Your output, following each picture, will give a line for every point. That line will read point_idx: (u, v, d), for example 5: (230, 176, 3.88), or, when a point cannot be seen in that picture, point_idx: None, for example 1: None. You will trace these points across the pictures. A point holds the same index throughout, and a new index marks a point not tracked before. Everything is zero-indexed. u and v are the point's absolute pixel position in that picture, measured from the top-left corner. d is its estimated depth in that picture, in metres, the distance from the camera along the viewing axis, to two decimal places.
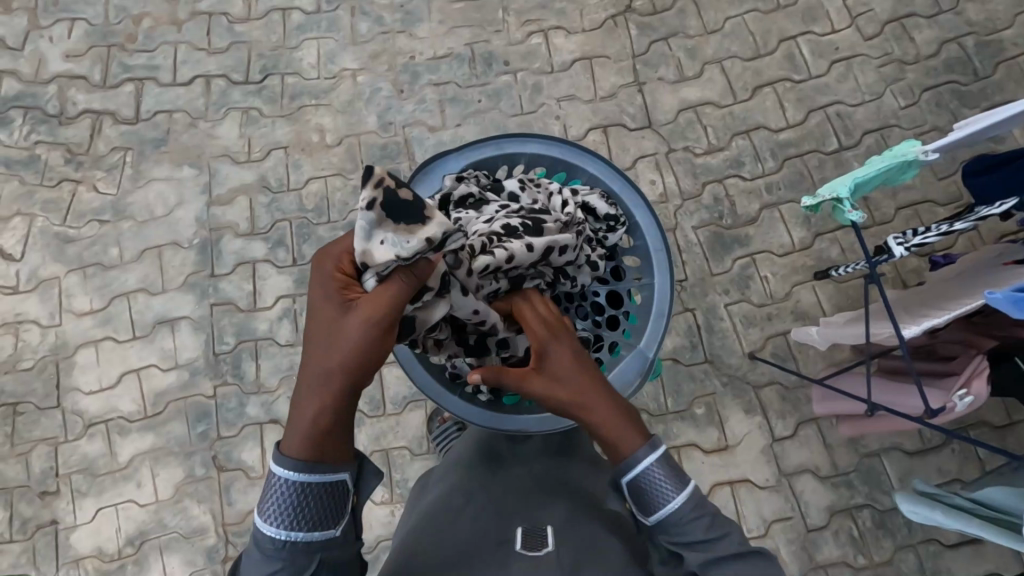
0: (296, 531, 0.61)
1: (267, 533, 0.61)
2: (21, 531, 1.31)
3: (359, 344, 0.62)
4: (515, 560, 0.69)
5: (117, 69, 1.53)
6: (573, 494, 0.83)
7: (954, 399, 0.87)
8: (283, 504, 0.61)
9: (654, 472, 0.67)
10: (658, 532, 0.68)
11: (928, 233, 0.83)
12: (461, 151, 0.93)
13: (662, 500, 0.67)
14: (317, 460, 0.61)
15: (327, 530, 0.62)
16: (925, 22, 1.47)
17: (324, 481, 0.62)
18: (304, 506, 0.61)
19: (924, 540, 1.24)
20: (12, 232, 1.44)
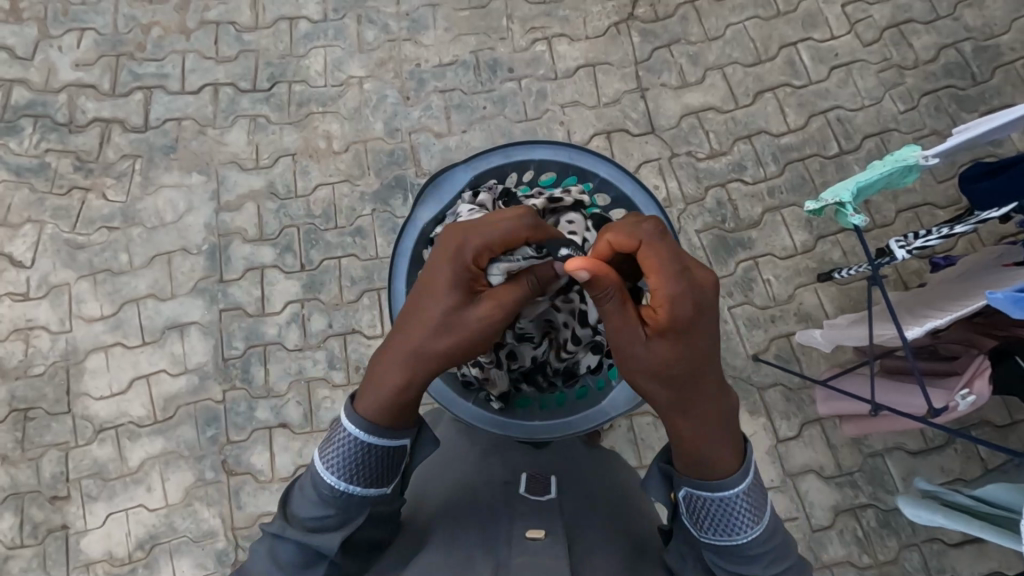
0: (352, 484, 0.68)
1: (325, 480, 0.67)
2: (32, 535, 1.32)
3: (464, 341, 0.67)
4: (519, 499, 0.74)
5: (127, 77, 1.54)
6: (576, 459, 0.89)
7: (957, 399, 0.88)
8: (348, 458, 0.67)
9: (739, 501, 0.67)
10: (705, 549, 0.69)
11: (929, 236, 0.85)
12: (470, 162, 0.94)
13: (737, 532, 0.67)
14: (392, 429, 0.68)
15: (380, 488, 0.69)
16: (924, 28, 1.50)
17: (390, 449, 0.68)
18: (366, 462, 0.68)
19: (928, 539, 1.25)
20: (23, 239, 1.45)
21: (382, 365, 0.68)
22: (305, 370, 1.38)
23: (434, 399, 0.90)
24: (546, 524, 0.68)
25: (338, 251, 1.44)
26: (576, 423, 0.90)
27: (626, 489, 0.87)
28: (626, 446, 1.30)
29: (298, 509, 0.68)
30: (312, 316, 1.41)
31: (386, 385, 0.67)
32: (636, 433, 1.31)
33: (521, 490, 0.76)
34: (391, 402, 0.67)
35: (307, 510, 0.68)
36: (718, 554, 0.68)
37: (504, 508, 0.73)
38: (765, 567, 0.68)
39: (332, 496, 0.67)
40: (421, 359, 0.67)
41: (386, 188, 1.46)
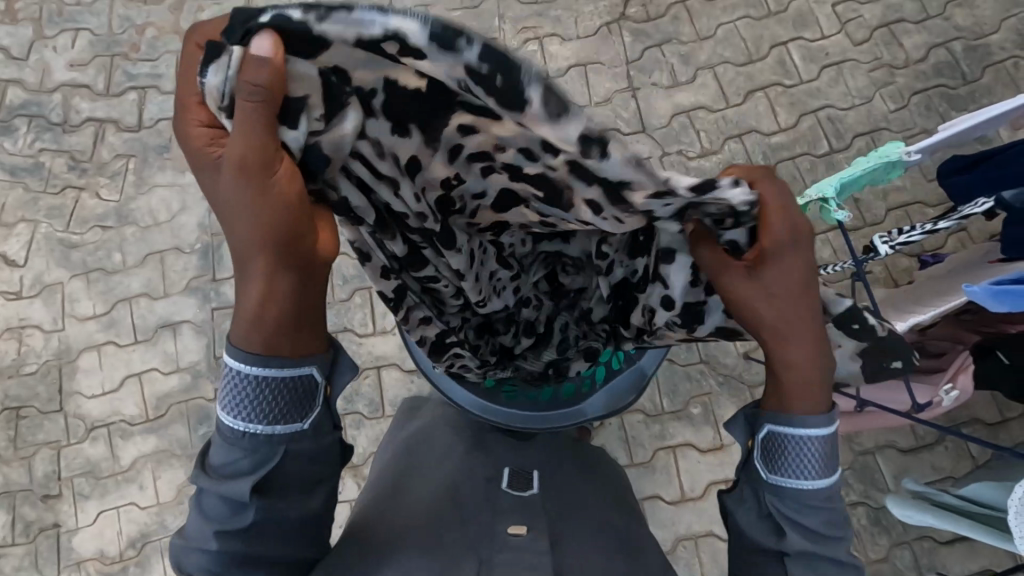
0: (253, 423, 0.58)
1: (228, 425, 0.58)
2: (24, 534, 1.32)
3: (250, 220, 0.52)
4: (502, 495, 0.76)
5: (121, 77, 1.55)
6: (560, 449, 0.91)
7: (941, 394, 0.88)
8: (244, 393, 0.57)
9: (811, 447, 0.63)
10: (769, 492, 0.65)
11: (912, 232, 0.85)
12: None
13: (799, 474, 0.64)
14: (272, 356, 0.57)
15: (290, 425, 0.59)
16: (914, 28, 1.50)
17: (285, 377, 0.58)
18: (266, 398, 0.58)
19: (919, 537, 1.25)
20: (16, 239, 1.46)
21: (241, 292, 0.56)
22: None
23: (427, 379, 0.91)
24: (528, 520, 0.71)
25: None
26: (558, 419, 0.91)
27: (609, 478, 0.89)
28: (617, 445, 1.31)
29: (213, 458, 0.60)
30: None
31: (247, 314, 0.56)
32: (627, 432, 1.31)
33: (503, 487, 0.78)
34: (254, 322, 0.56)
35: (219, 457, 0.60)
36: (778, 497, 0.65)
37: (488, 500, 0.75)
38: (820, 523, 0.64)
39: (239, 439, 0.58)
40: (251, 261, 0.54)
41: None
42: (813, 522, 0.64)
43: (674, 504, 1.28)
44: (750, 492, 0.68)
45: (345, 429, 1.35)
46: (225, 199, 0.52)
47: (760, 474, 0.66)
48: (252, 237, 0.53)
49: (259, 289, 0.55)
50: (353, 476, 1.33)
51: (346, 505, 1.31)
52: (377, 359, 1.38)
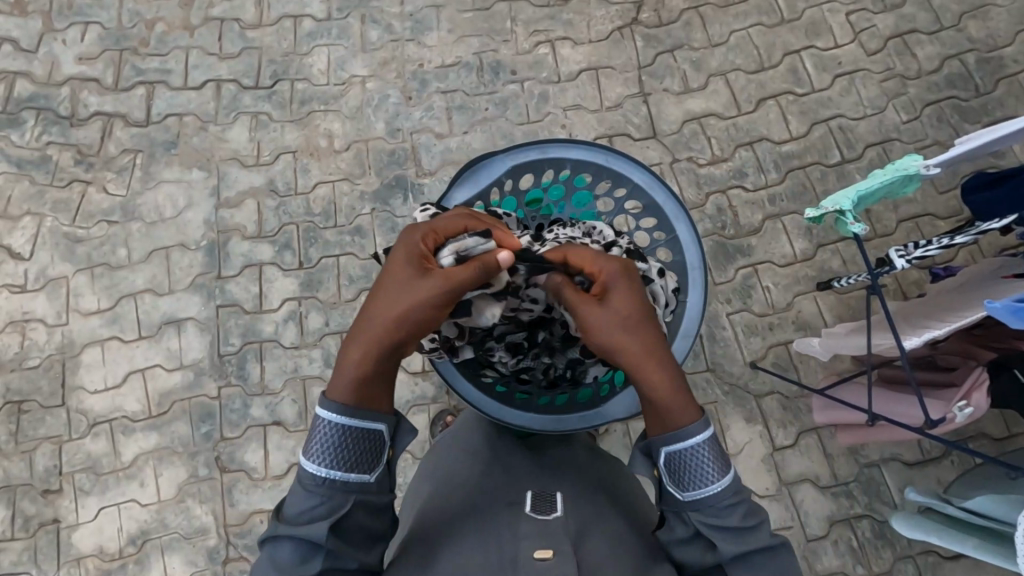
0: (335, 468, 0.66)
1: (311, 472, 0.66)
2: (23, 529, 1.31)
3: (409, 305, 0.67)
4: (524, 518, 0.70)
5: (130, 72, 1.55)
6: (587, 471, 0.84)
7: (955, 411, 0.87)
8: (328, 443, 0.66)
9: (704, 451, 0.67)
10: (690, 508, 0.68)
11: (929, 246, 0.85)
12: (508, 153, 0.88)
13: (702, 480, 0.67)
14: (358, 408, 0.67)
15: (362, 474, 0.67)
16: (927, 39, 1.50)
17: (361, 427, 0.67)
18: (346, 448, 0.66)
19: (923, 551, 1.25)
20: (22, 232, 1.45)
21: (346, 353, 0.68)
22: (300, 368, 1.38)
23: (439, 374, 0.91)
24: (554, 544, 0.64)
25: (336, 251, 1.44)
26: (572, 421, 0.90)
27: (636, 501, 0.85)
28: (621, 452, 1.30)
29: (288, 508, 0.66)
30: (309, 314, 1.40)
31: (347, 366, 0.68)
32: (631, 439, 1.30)
33: (526, 510, 0.71)
34: (345, 378, 0.67)
35: (295, 506, 0.65)
36: (698, 509, 0.67)
37: (507, 527, 0.69)
38: (742, 520, 0.66)
39: (319, 485, 0.65)
40: (371, 334, 0.68)
41: (386, 188, 1.46)
42: (735, 519, 0.66)
43: None
44: (676, 514, 0.69)
45: None
46: (408, 284, 0.68)
47: (676, 494, 0.68)
48: (403, 321, 0.67)
49: (365, 353, 0.67)
50: None
51: None
52: None
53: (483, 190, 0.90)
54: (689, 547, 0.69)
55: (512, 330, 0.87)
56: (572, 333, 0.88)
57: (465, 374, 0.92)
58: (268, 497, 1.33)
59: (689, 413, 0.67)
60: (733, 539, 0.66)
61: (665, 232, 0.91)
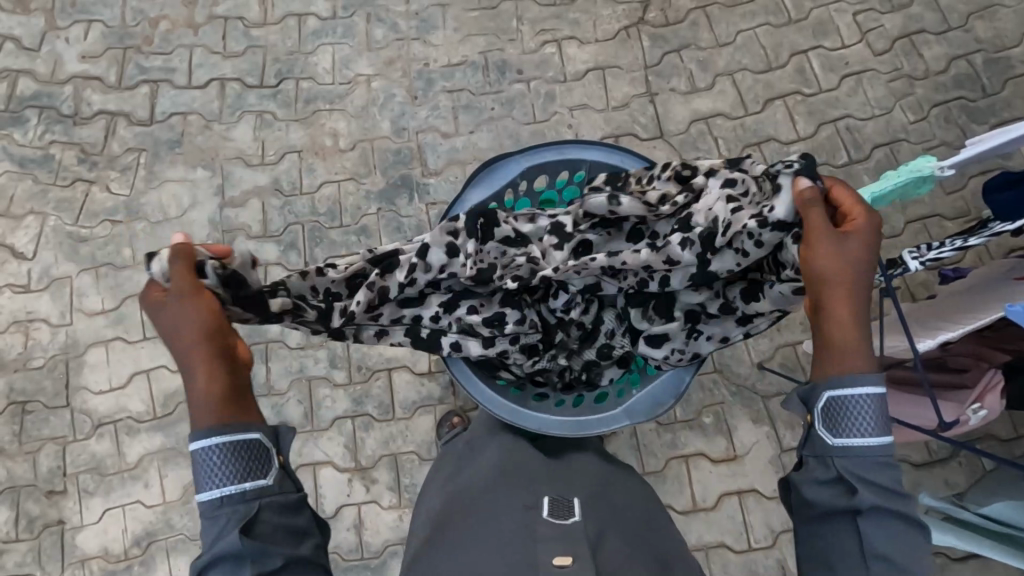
0: (231, 483, 0.66)
1: (212, 498, 0.66)
2: (27, 530, 1.30)
3: (193, 321, 0.68)
4: (541, 521, 0.70)
5: (134, 70, 1.54)
6: (605, 479, 0.84)
7: (969, 413, 0.88)
8: (212, 467, 0.66)
9: (869, 405, 0.68)
10: (836, 454, 0.69)
11: (943, 248, 0.85)
12: (524, 154, 0.89)
13: (861, 432, 0.68)
14: (227, 424, 0.67)
15: (255, 481, 0.67)
16: (935, 39, 1.49)
17: (238, 439, 0.67)
18: (230, 463, 0.66)
19: (931, 553, 1.25)
20: (25, 231, 1.44)
21: (187, 388, 0.68)
22: (306, 369, 1.37)
23: (453, 378, 0.89)
24: (573, 548, 0.64)
25: (342, 251, 1.43)
26: (590, 424, 0.89)
27: (652, 508, 0.85)
28: (629, 453, 1.30)
29: (205, 536, 0.66)
30: None
31: (195, 398, 0.67)
32: (638, 440, 1.30)
33: (544, 514, 0.71)
34: (203, 403, 0.67)
35: (208, 533, 0.66)
36: (845, 456, 0.69)
37: (525, 530, 0.69)
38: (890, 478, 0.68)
39: (219, 505, 0.66)
40: (193, 362, 0.68)
41: (391, 188, 1.46)
42: (886, 479, 0.67)
43: (685, 513, 1.27)
44: (816, 459, 0.71)
45: (354, 430, 1.34)
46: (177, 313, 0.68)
47: (826, 439, 0.70)
48: (208, 337, 0.68)
49: (209, 368, 0.68)
50: (362, 478, 1.32)
51: (354, 507, 1.31)
52: (387, 361, 1.37)
53: (498, 191, 0.90)
54: (823, 489, 0.70)
55: (529, 334, 0.88)
56: (588, 334, 0.92)
57: (479, 376, 0.91)
58: None
59: (869, 364, 0.69)
60: (876, 492, 0.67)
61: None
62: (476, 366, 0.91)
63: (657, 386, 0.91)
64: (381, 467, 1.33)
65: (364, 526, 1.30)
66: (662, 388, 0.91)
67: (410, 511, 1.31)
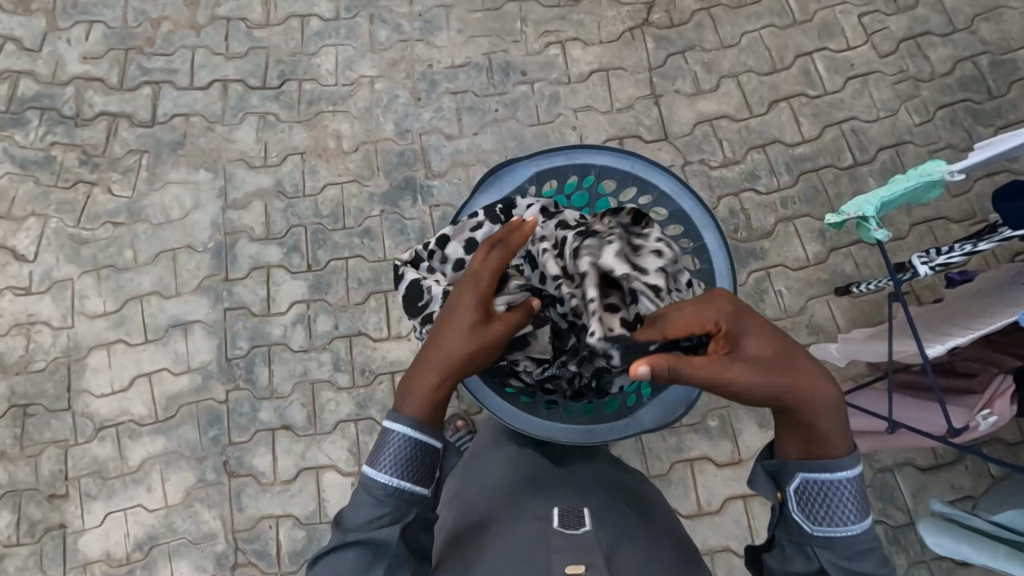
0: (403, 479, 0.69)
1: (377, 479, 0.69)
2: (29, 534, 1.30)
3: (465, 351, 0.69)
4: (553, 532, 0.69)
5: (136, 71, 1.53)
6: (616, 489, 0.84)
7: (978, 420, 0.88)
8: (395, 457, 0.69)
9: (846, 492, 0.68)
10: (817, 543, 0.69)
11: (952, 253, 0.85)
12: (533, 158, 0.90)
13: (844, 520, 0.68)
14: (427, 428, 0.70)
15: (420, 487, 0.70)
16: (940, 41, 1.49)
17: (428, 443, 0.70)
18: (411, 461, 0.69)
19: (937, 557, 1.24)
20: (26, 233, 1.44)
21: (419, 375, 0.70)
22: (310, 372, 1.37)
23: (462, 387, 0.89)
24: (586, 558, 0.64)
25: (346, 253, 1.42)
26: (600, 432, 0.89)
27: (665, 517, 0.85)
28: (634, 456, 1.29)
29: (353, 514, 0.70)
30: (318, 317, 1.39)
31: (420, 383, 0.70)
32: (643, 443, 1.30)
33: (555, 524, 0.71)
34: (428, 402, 0.70)
35: (361, 516, 0.69)
36: (828, 547, 0.68)
37: (537, 540, 0.69)
38: (876, 565, 0.68)
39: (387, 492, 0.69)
40: (445, 370, 0.69)
41: (395, 190, 1.45)
42: (869, 567, 0.68)
43: (690, 517, 1.26)
44: (795, 546, 0.71)
45: (358, 434, 1.34)
46: (473, 332, 0.70)
47: (804, 527, 0.69)
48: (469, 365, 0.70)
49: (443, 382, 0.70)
50: None
51: None
52: (390, 364, 1.37)
53: (506, 195, 0.92)
54: None
55: None
56: None
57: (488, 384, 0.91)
58: (277, 501, 1.32)
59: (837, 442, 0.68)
60: None
61: (693, 239, 0.92)
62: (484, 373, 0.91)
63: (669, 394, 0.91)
64: None
65: None
66: (672, 396, 0.91)
67: None
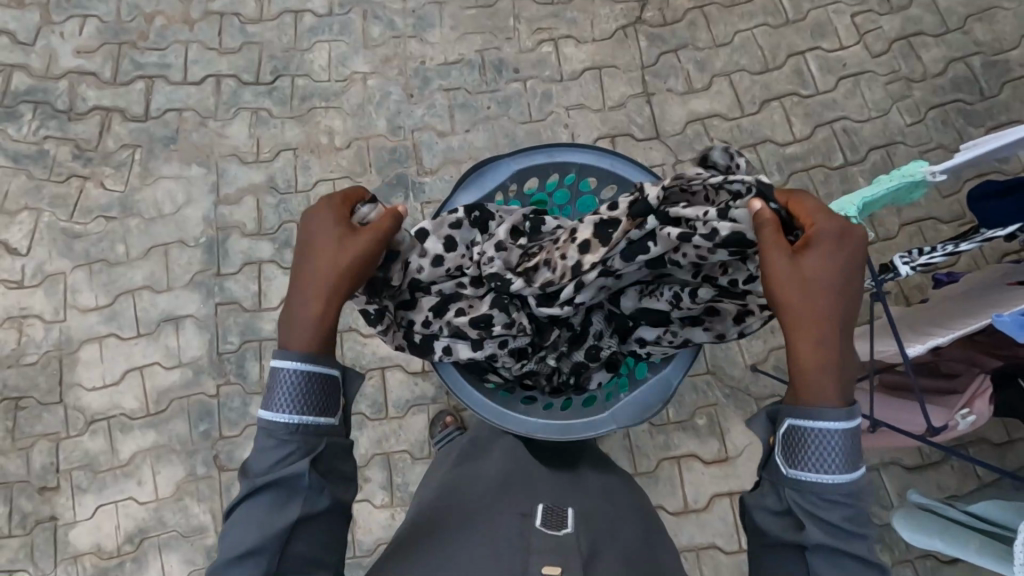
0: (302, 413, 0.69)
1: (279, 420, 0.68)
2: (20, 526, 1.31)
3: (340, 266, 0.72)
4: (535, 532, 0.70)
5: (129, 66, 1.53)
6: (598, 491, 0.84)
7: (957, 418, 0.87)
8: (292, 393, 0.69)
9: (834, 442, 0.64)
10: (790, 485, 0.66)
11: (934, 253, 0.85)
12: (513, 157, 0.91)
13: (822, 468, 0.64)
14: (317, 356, 0.70)
15: (320, 418, 0.70)
16: (933, 41, 1.49)
17: (320, 371, 0.70)
18: (311, 393, 0.69)
19: (922, 556, 1.25)
20: (19, 227, 1.44)
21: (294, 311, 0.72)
22: None
23: (444, 384, 0.90)
24: (564, 561, 0.65)
25: None
26: (578, 428, 0.89)
27: (646, 520, 0.86)
28: (622, 454, 1.30)
29: (255, 463, 0.68)
30: None
31: (295, 323, 0.71)
32: (632, 441, 1.30)
33: (538, 523, 0.71)
34: (310, 334, 0.71)
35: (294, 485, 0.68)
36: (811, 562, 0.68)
37: (518, 540, 0.69)
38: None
39: (292, 431, 0.68)
40: (318, 297, 0.72)
41: (387, 187, 1.45)
42: (835, 517, 0.64)
43: (677, 514, 1.27)
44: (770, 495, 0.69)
45: None
46: (336, 251, 0.73)
47: (780, 467, 0.66)
48: (342, 278, 0.72)
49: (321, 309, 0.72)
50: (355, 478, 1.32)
51: None
52: (380, 360, 1.37)
53: (487, 194, 0.93)
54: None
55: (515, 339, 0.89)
56: (578, 336, 0.91)
57: (469, 381, 0.92)
58: None
59: (830, 395, 0.64)
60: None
61: None
62: (465, 370, 0.93)
63: (646, 393, 0.92)
64: (374, 466, 1.33)
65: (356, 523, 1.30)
66: (649, 392, 0.92)
67: (402, 510, 1.31)
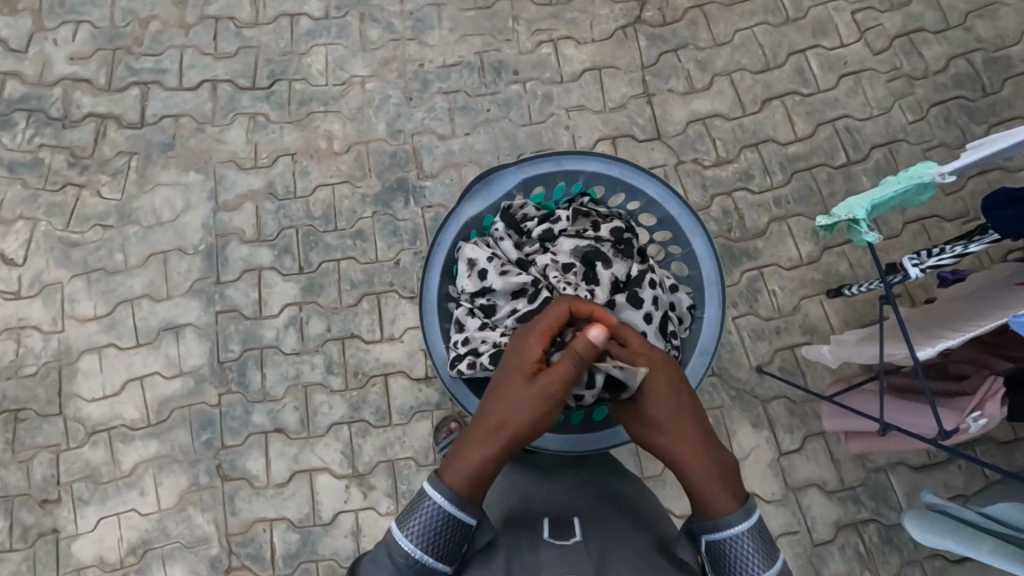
0: (427, 553, 0.68)
1: (400, 544, 0.68)
2: (22, 539, 1.29)
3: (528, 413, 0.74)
4: (543, 545, 0.69)
5: (124, 72, 1.51)
6: (611, 492, 0.84)
7: (968, 422, 0.87)
8: (425, 525, 0.69)
9: (746, 543, 0.70)
10: None
11: (943, 255, 0.85)
12: (521, 166, 0.97)
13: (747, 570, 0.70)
14: (466, 500, 0.70)
15: (440, 563, 0.69)
16: (934, 38, 1.48)
17: (463, 520, 0.69)
18: (440, 534, 0.69)
19: (931, 556, 1.25)
20: (15, 236, 1.42)
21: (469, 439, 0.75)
22: (302, 374, 1.36)
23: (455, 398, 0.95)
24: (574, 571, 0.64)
25: (338, 255, 1.42)
26: (585, 443, 0.95)
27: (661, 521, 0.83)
28: (628, 458, 1.29)
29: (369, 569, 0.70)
30: (310, 320, 1.38)
31: (466, 457, 0.73)
32: (638, 445, 1.29)
33: (545, 536, 0.71)
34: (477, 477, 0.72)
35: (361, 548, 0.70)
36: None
37: (527, 553, 0.69)
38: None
39: (406, 562, 0.68)
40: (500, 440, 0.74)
41: (387, 191, 1.44)
42: None
43: (685, 518, 1.27)
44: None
45: (351, 437, 1.33)
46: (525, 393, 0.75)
47: None
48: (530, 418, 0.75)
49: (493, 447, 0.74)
50: (359, 485, 1.31)
51: (352, 514, 1.30)
52: (384, 366, 1.36)
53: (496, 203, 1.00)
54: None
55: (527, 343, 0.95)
56: None
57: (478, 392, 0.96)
58: (270, 504, 1.31)
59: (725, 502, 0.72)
60: None
61: (682, 245, 1.00)
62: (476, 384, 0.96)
63: None
64: (379, 473, 1.32)
65: (362, 531, 1.29)
66: None
67: None
